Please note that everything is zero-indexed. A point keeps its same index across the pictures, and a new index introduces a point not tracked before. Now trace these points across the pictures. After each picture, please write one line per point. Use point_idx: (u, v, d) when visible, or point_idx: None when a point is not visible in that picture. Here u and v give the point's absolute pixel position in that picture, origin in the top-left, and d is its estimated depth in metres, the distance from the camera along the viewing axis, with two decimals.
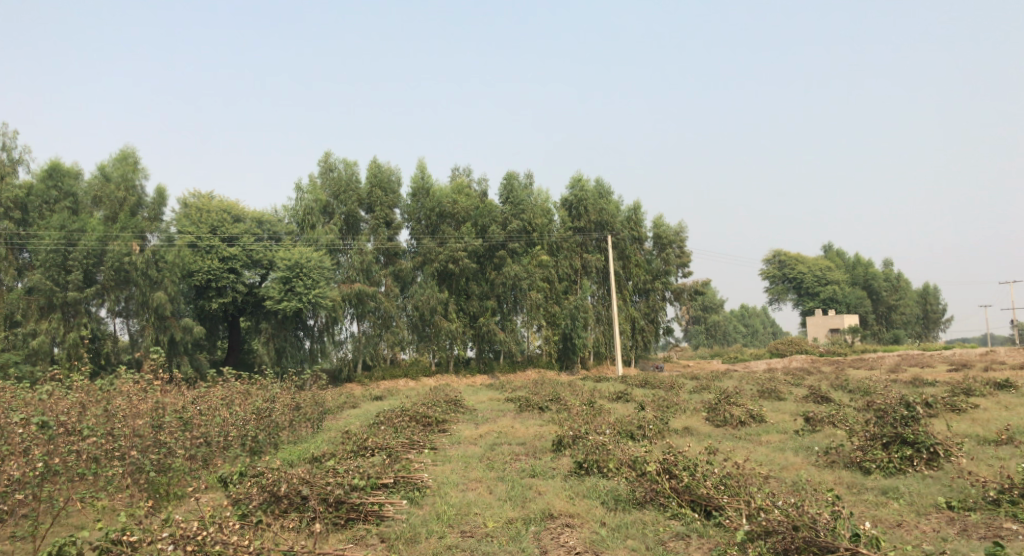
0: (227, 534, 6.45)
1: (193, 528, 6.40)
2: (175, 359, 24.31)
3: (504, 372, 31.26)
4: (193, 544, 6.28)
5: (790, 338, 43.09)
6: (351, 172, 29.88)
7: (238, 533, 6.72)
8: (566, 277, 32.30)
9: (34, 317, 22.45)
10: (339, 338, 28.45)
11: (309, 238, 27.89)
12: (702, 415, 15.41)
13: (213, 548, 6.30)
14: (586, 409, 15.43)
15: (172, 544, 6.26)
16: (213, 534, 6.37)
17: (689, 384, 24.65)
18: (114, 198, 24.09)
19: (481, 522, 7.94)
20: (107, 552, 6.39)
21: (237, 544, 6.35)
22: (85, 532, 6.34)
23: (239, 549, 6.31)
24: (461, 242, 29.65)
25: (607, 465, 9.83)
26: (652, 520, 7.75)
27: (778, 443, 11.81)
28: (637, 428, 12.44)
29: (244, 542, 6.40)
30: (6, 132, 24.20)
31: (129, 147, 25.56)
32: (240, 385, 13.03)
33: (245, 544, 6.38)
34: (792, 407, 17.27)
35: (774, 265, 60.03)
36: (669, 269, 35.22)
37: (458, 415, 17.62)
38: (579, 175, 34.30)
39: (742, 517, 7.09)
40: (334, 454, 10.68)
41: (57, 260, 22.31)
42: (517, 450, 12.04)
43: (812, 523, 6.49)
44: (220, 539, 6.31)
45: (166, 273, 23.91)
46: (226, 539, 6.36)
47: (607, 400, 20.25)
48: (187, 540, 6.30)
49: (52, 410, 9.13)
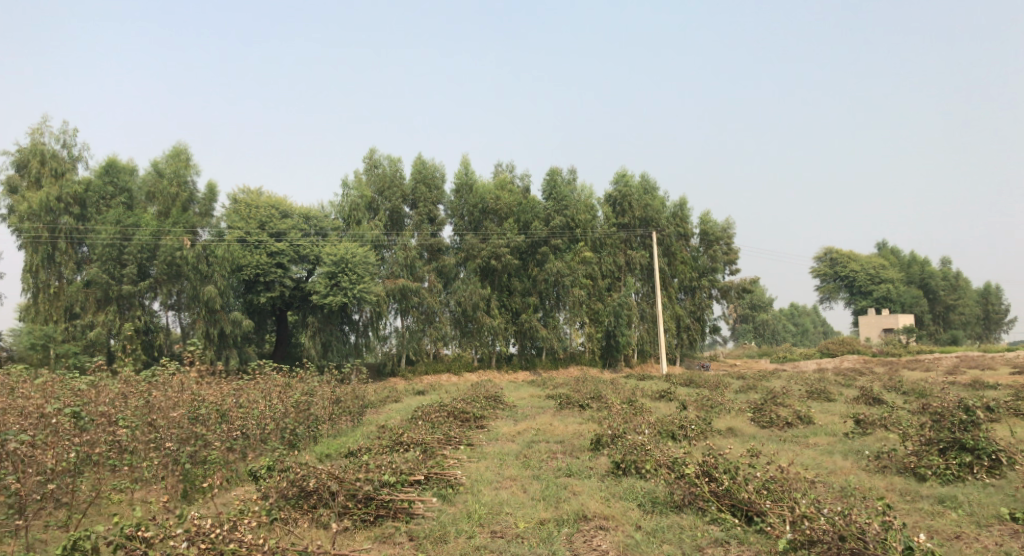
0: (242, 533, 6.45)
1: (207, 525, 6.39)
2: (224, 352, 24.69)
3: (547, 369, 30.98)
4: (207, 542, 6.29)
5: (842, 338, 41.77)
6: (396, 168, 30.03)
7: (254, 532, 6.74)
8: (609, 274, 31.84)
9: (92, 309, 23.20)
10: (384, 332, 28.49)
11: (355, 234, 28.14)
12: (747, 415, 14.95)
13: (228, 546, 6.32)
14: (627, 408, 15.13)
15: (185, 540, 6.25)
16: (227, 532, 6.38)
17: (736, 384, 24.01)
18: (167, 194, 24.62)
19: (513, 522, 7.75)
20: (120, 548, 6.31)
21: (252, 543, 6.36)
22: (100, 525, 6.37)
23: (253, 548, 6.31)
24: (504, 238, 29.46)
25: (645, 466, 9.53)
26: (689, 525, 7.43)
27: (826, 446, 11.32)
28: (678, 428, 12.10)
29: (259, 541, 6.41)
30: (66, 130, 25.00)
31: (183, 144, 26.15)
32: (281, 378, 13.10)
33: (259, 544, 6.38)
34: (842, 409, 16.65)
35: (826, 263, 58.25)
36: (716, 266, 34.45)
37: (497, 411, 17.51)
38: (624, 171, 33.79)
39: (785, 524, 6.71)
40: (369, 449, 10.62)
41: (112, 254, 23.01)
42: (555, 448, 11.83)
43: (860, 533, 6.13)
44: (235, 537, 6.32)
45: (216, 268, 24.13)
46: (241, 537, 6.38)
47: (649, 398, 19.88)
48: (202, 537, 6.30)
49: (94, 401, 9.23)
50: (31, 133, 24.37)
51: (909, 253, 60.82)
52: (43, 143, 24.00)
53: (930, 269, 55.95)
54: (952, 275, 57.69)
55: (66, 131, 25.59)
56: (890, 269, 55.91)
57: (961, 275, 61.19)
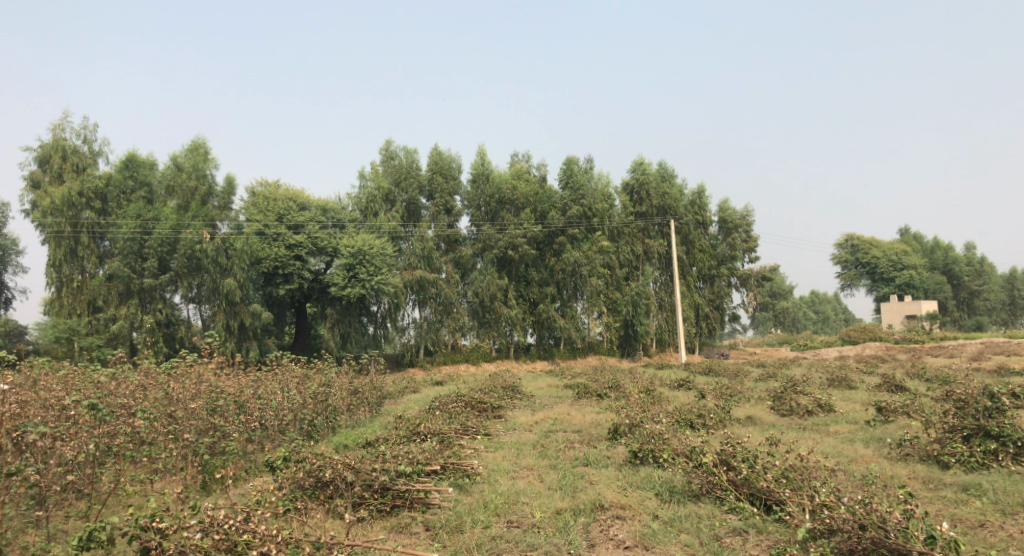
0: (255, 524, 6.49)
1: (222, 515, 6.45)
2: (244, 345, 24.77)
3: (565, 359, 30.90)
4: (221, 533, 6.33)
5: (864, 325, 41.26)
6: (412, 159, 30.02)
7: (268, 524, 6.77)
8: (627, 263, 31.65)
9: (114, 303, 23.43)
10: (402, 324, 28.59)
11: (372, 226, 28.22)
12: (767, 403, 14.80)
13: (241, 537, 6.36)
14: (645, 397, 15.04)
15: (199, 532, 6.29)
16: (240, 523, 6.42)
17: (755, 372, 23.80)
18: (185, 187, 24.86)
19: (529, 512, 7.72)
20: (135, 539, 6.37)
21: (265, 534, 6.40)
22: (114, 518, 6.41)
23: (266, 539, 6.35)
24: (521, 228, 29.37)
25: (662, 455, 9.46)
26: (707, 514, 7.36)
27: (847, 434, 11.18)
28: (696, 417, 12.01)
29: (272, 532, 6.44)
30: (86, 126, 25.25)
31: (201, 138, 26.29)
32: (299, 369, 13.16)
33: (272, 534, 6.41)
34: (864, 397, 16.44)
35: (847, 250, 57.51)
36: (735, 254, 34.07)
37: (515, 400, 17.50)
38: (641, 159, 33.51)
39: (804, 513, 6.61)
40: (387, 439, 10.64)
41: (134, 248, 23.25)
42: (573, 437, 11.79)
43: (882, 522, 6.01)
44: (248, 528, 6.36)
45: (235, 261, 24.13)
46: (254, 528, 6.41)
47: (668, 387, 19.76)
48: (216, 528, 6.34)
49: (113, 393, 9.31)
50: (52, 129, 24.63)
51: (933, 239, 59.88)
52: (64, 139, 24.24)
53: (954, 254, 55.05)
54: (976, 261, 56.74)
55: (86, 126, 25.82)
56: (912, 255, 55.09)
57: (986, 261, 60.17)
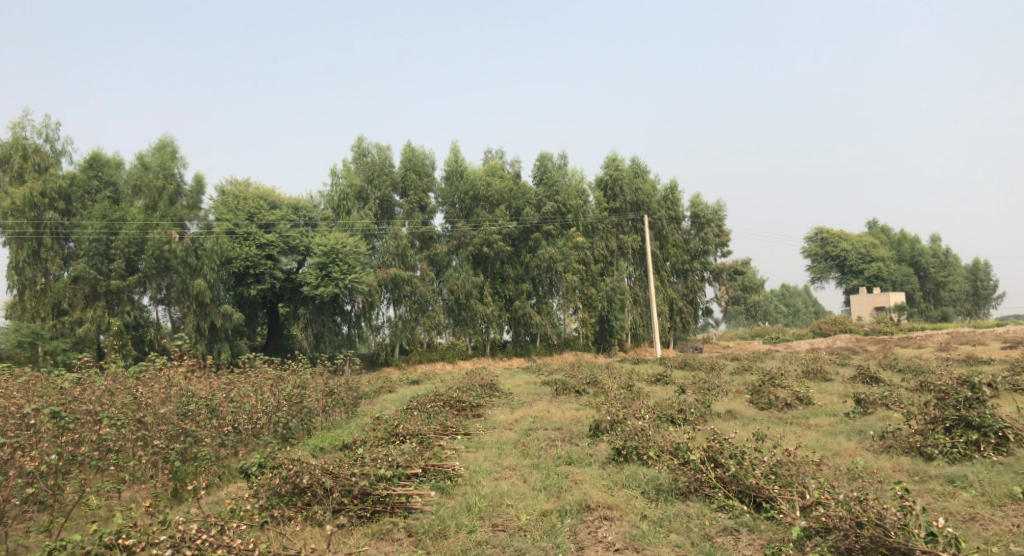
0: (229, 538, 6.20)
1: (192, 530, 6.17)
2: (215, 346, 24.32)
3: (541, 356, 30.76)
4: (192, 550, 6.06)
5: (835, 317, 41.76)
6: (384, 156, 29.61)
7: (243, 538, 6.49)
8: (602, 258, 31.61)
9: (80, 306, 22.71)
10: (377, 322, 28.17)
11: (344, 224, 27.76)
12: (745, 398, 14.78)
13: (214, 552, 6.08)
14: (625, 393, 14.91)
15: (169, 548, 6.03)
16: (212, 538, 6.13)
17: (730, 365, 23.96)
18: (152, 187, 24.13)
19: (514, 515, 7.52)
20: None
21: (240, 549, 6.12)
22: (76, 535, 6.06)
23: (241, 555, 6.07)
24: (496, 225, 29.16)
25: (647, 452, 9.31)
26: (696, 513, 7.24)
27: (828, 427, 11.15)
28: (678, 412, 11.91)
29: (247, 546, 6.16)
30: (49, 124, 24.46)
31: (168, 136, 25.57)
32: (272, 371, 12.75)
33: (247, 549, 6.13)
34: (840, 388, 16.52)
35: (816, 243, 58.15)
36: (708, 248, 34.22)
37: (494, 398, 17.30)
38: (615, 155, 33.45)
39: (797, 511, 6.50)
40: (364, 442, 10.38)
41: (99, 249, 22.56)
42: (553, 435, 11.61)
43: (879, 520, 5.92)
44: (222, 543, 6.08)
45: (205, 261, 23.77)
46: (229, 543, 6.13)
47: (646, 382, 19.71)
48: (188, 545, 6.09)
49: (78, 399, 8.89)
50: (12, 128, 23.79)
51: (900, 232, 60.94)
52: (24, 138, 23.44)
53: (920, 246, 56.06)
54: (941, 252, 57.91)
55: (48, 125, 25.01)
56: (881, 248, 55.80)
57: (951, 252, 61.47)
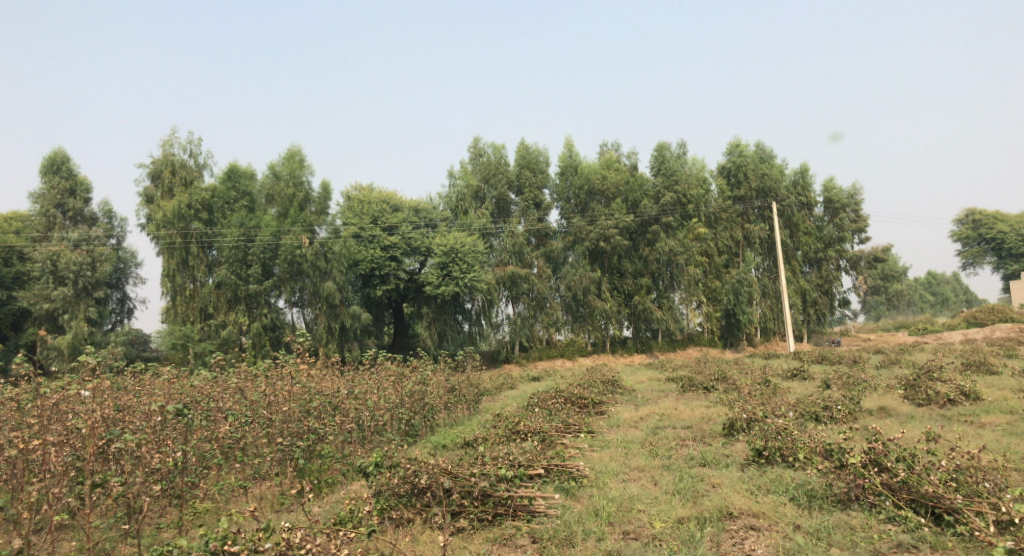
0: (338, 547, 6.10)
1: (299, 539, 6.02)
2: (346, 345, 25.03)
3: (664, 352, 29.44)
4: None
5: (993, 305, 37.53)
6: (500, 155, 29.48)
7: (351, 546, 6.34)
8: (726, 249, 30.08)
9: (223, 309, 24.00)
10: (496, 320, 28.24)
11: (463, 224, 27.96)
12: (898, 393, 13.20)
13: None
14: (760, 389, 13.73)
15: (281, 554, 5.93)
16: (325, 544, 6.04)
17: (874, 359, 21.86)
18: (284, 195, 25.18)
19: (647, 522, 6.86)
20: None
21: None
22: (184, 540, 6.01)
23: None
24: (612, 219, 28.30)
25: (794, 455, 8.33)
26: (862, 525, 6.31)
27: (1007, 427, 9.64)
28: (823, 409, 10.78)
29: None
30: (191, 140, 26.11)
31: (296, 146, 26.55)
32: (395, 367, 12.62)
33: None
34: (1012, 383, 14.48)
35: (967, 226, 52.55)
36: (843, 235, 31.69)
37: (616, 395, 16.54)
38: (737, 141, 31.60)
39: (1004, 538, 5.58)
40: (485, 439, 10.07)
41: (238, 256, 23.52)
42: (683, 434, 10.79)
43: None
44: None
45: (334, 264, 24.61)
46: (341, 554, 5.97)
47: (780, 378, 18.26)
48: (301, 550, 6.00)
49: (210, 397, 9.03)
50: (162, 146, 25.63)
51: None
52: (172, 154, 25.11)
53: None
54: None
55: (192, 141, 26.75)
56: None
57: None
